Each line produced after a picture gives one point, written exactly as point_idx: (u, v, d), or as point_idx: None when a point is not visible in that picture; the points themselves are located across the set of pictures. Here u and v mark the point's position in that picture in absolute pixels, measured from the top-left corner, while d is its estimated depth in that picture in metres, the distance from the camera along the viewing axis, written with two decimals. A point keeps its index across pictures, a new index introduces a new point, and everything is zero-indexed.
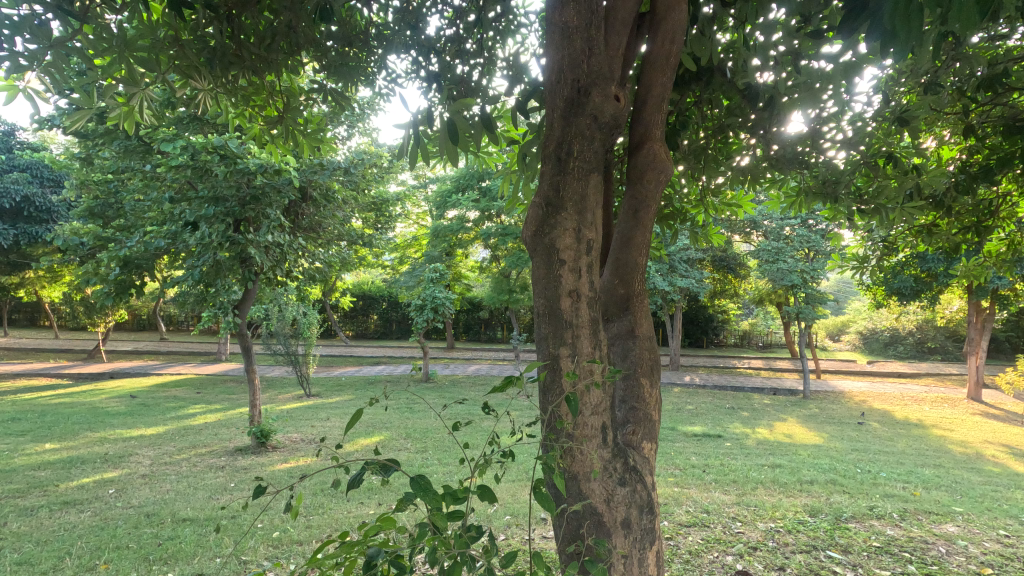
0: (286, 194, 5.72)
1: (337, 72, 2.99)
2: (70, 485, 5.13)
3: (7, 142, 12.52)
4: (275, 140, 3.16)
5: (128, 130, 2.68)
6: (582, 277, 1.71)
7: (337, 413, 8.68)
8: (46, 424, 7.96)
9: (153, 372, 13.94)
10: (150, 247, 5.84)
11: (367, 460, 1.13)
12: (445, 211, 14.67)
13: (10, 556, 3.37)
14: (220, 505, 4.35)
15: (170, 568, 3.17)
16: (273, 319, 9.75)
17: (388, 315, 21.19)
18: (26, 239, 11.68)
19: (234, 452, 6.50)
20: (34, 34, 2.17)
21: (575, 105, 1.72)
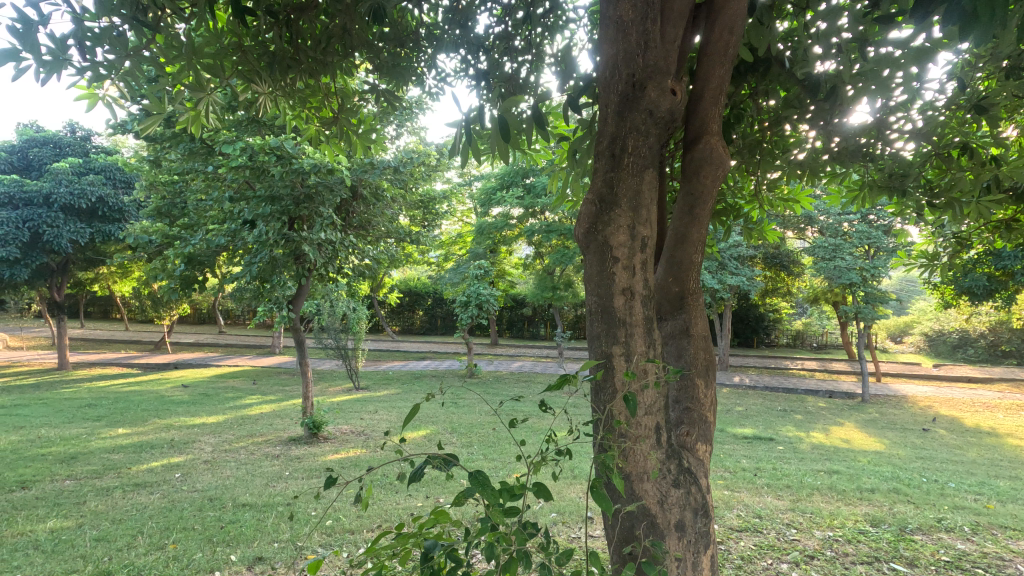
0: (339, 193, 5.84)
1: (389, 73, 3.04)
2: (141, 468, 5.47)
3: (83, 146, 13.40)
4: (331, 142, 3.26)
5: (194, 133, 2.84)
6: (636, 275, 1.69)
7: (385, 406, 8.91)
8: (119, 410, 8.50)
9: (213, 363, 14.68)
10: (211, 245, 6.13)
11: (428, 454, 1.16)
12: (489, 208, 14.77)
13: (89, 533, 3.62)
14: (277, 492, 4.53)
15: (233, 549, 3.33)
16: (325, 314, 10.09)
17: (434, 311, 21.54)
18: (100, 237, 12.47)
19: (288, 442, 6.77)
20: (113, 44, 2.31)
21: (630, 100, 1.69)
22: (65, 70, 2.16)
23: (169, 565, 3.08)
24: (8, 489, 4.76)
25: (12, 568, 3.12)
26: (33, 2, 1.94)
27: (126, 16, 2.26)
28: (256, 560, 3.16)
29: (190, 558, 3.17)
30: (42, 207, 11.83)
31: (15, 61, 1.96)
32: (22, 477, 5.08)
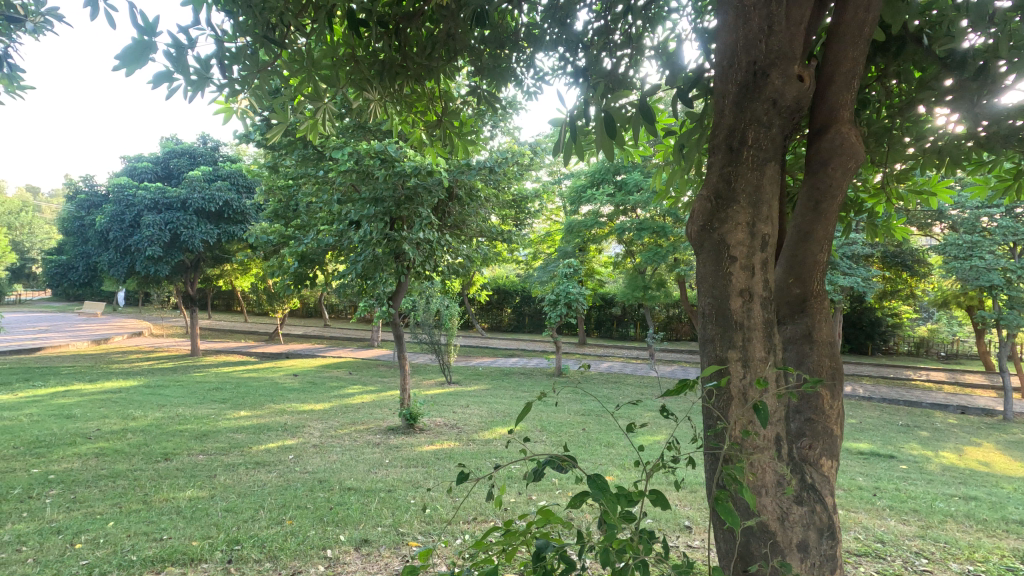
0: (437, 194, 6.00)
1: (491, 75, 3.08)
2: (259, 448, 5.99)
3: (213, 156, 14.93)
4: (436, 145, 3.39)
5: (311, 140, 3.06)
6: (755, 275, 1.59)
7: (476, 401, 9.12)
8: (240, 394, 9.39)
9: (319, 354, 15.81)
10: (321, 244, 6.57)
11: (544, 455, 1.15)
12: (579, 206, 14.65)
13: (220, 504, 4.03)
14: (378, 479, 4.79)
15: (342, 529, 3.56)
16: (420, 310, 10.53)
17: (522, 309, 21.72)
18: (226, 237, 13.85)
19: (387, 431, 7.13)
20: (247, 62, 2.56)
21: (751, 88, 1.59)
22: (207, 87, 2.40)
23: (287, 540, 3.34)
24: (154, 460, 5.40)
25: (161, 529, 3.54)
26: (184, 28, 2.17)
27: (257, 35, 2.51)
28: (362, 541, 3.34)
29: (305, 535, 3.42)
30: (179, 211, 13.33)
31: (168, 81, 2.20)
32: (164, 450, 5.75)
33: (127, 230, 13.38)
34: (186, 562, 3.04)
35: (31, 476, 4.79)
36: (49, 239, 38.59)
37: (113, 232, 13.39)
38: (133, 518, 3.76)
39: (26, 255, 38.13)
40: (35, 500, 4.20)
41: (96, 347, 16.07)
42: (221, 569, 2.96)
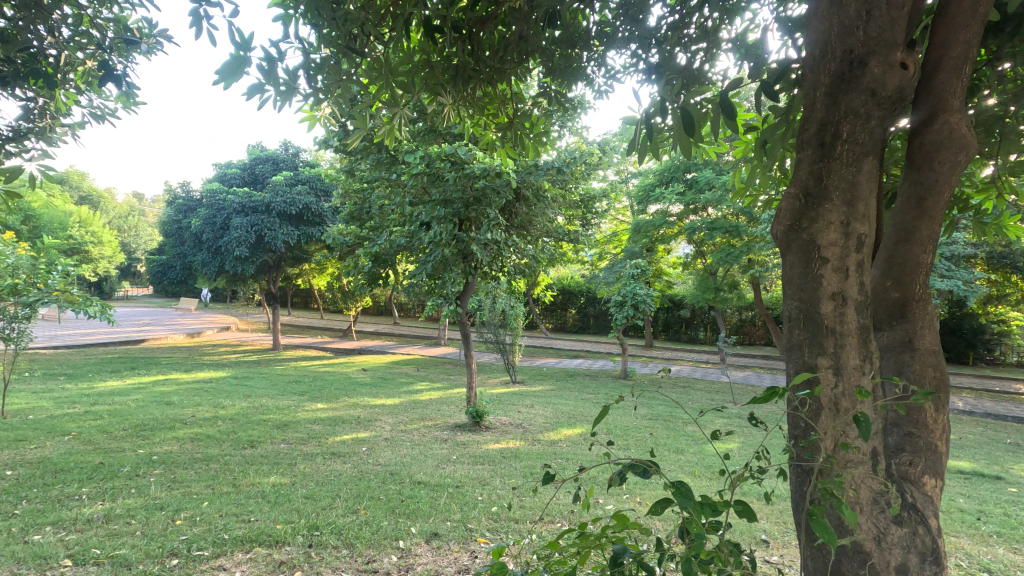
0: (505, 195, 6.04)
1: (561, 75, 3.07)
2: (335, 439, 6.29)
3: (294, 161, 15.83)
4: (507, 147, 3.41)
5: (387, 144, 3.17)
6: (849, 278, 1.49)
7: (541, 401, 9.14)
8: (318, 387, 9.90)
9: (389, 351, 16.39)
10: (393, 245, 6.80)
11: (625, 460, 1.14)
12: (647, 206, 14.34)
13: (301, 491, 4.27)
14: (447, 474, 4.90)
15: (414, 521, 3.66)
16: (486, 310, 10.68)
17: (586, 310, 21.54)
18: (305, 238, 14.64)
19: (454, 428, 7.28)
20: (329, 71, 2.70)
21: (847, 79, 1.50)
22: (295, 97, 2.54)
23: (362, 529, 3.48)
24: (242, 446, 5.80)
25: (249, 512, 3.78)
26: (275, 42, 2.32)
27: (340, 45, 2.65)
28: (433, 535, 3.43)
29: (379, 525, 3.55)
30: (264, 214, 14.23)
31: (260, 92, 2.36)
32: (251, 437, 6.16)
33: (218, 232, 14.43)
34: (271, 543, 3.23)
35: (137, 456, 5.27)
36: (152, 241, 42.26)
37: (206, 234, 14.48)
38: (224, 500, 4.05)
39: (132, 255, 42.01)
40: (141, 478, 4.62)
41: (191, 340, 17.45)
42: (304, 553, 3.13)
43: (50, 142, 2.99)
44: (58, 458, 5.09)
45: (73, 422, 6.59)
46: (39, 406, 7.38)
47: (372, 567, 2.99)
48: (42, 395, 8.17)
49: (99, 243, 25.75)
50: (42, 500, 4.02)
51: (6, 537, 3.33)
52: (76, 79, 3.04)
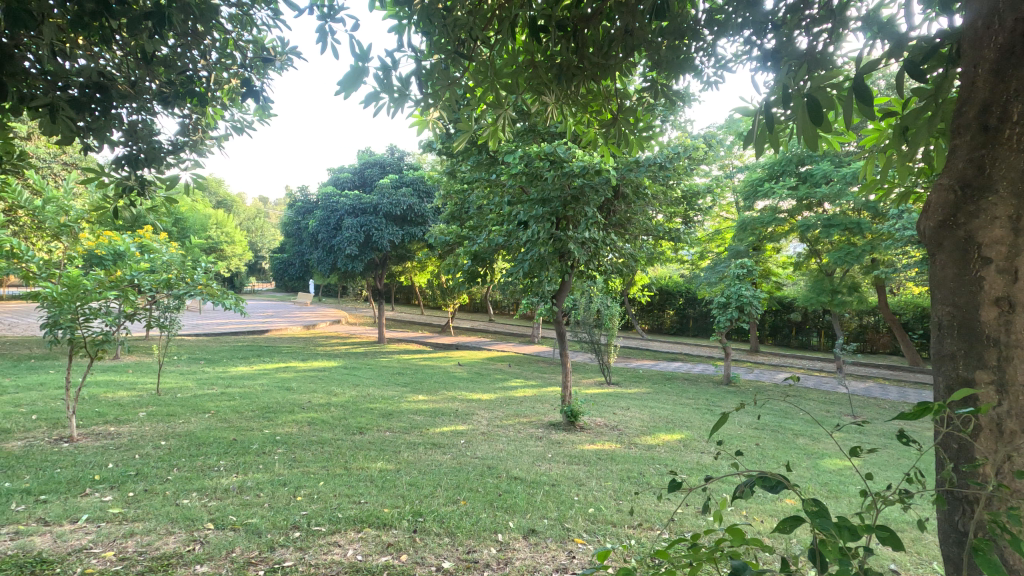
0: (603, 193, 5.89)
1: (668, 68, 2.92)
2: (435, 431, 6.55)
3: (400, 165, 16.70)
4: (610, 143, 3.34)
5: (490, 144, 3.23)
6: (1022, 280, 1.29)
7: (637, 404, 8.92)
8: (419, 380, 10.38)
9: (484, 347, 16.81)
10: (492, 244, 6.93)
11: (750, 474, 1.08)
12: (754, 201, 13.50)
13: (405, 477, 4.51)
14: (542, 472, 4.92)
15: (512, 517, 3.72)
16: (581, 309, 10.63)
17: (686, 311, 20.73)
18: (408, 237, 15.40)
19: (549, 426, 7.31)
20: (438, 76, 2.81)
21: (1017, 53, 1.32)
22: (407, 104, 2.67)
23: (463, 519, 3.59)
24: (352, 432, 6.23)
25: (359, 494, 4.05)
26: (390, 52, 2.45)
27: (449, 51, 2.74)
28: (530, 531, 3.46)
29: (478, 516, 3.65)
30: (372, 215, 15.14)
31: (376, 100, 2.50)
32: (360, 424, 6.59)
33: (332, 231, 15.57)
34: (380, 525, 3.43)
35: (264, 436, 5.83)
36: (275, 240, 46.59)
37: (321, 233, 15.67)
38: (337, 481, 4.36)
39: (259, 253, 46.56)
40: (267, 456, 5.10)
41: (307, 331, 18.99)
42: (409, 537, 3.29)
43: (201, 154, 3.38)
44: (200, 433, 5.76)
45: (211, 402, 7.43)
46: (185, 387, 8.39)
47: (473, 557, 3.08)
48: (187, 377, 9.29)
49: (232, 243, 28.80)
50: (189, 469, 4.57)
51: (162, 499, 3.82)
52: (222, 97, 3.43)
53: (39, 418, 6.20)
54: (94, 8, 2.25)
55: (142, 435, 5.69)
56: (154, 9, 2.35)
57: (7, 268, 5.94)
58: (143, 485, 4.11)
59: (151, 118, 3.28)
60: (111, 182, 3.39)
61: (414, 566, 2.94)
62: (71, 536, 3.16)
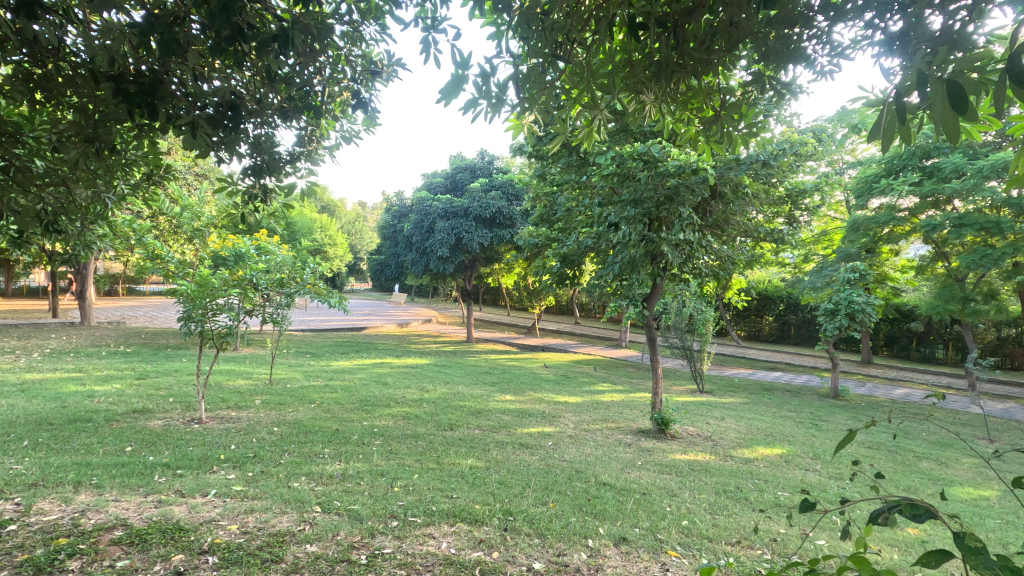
0: (700, 193, 5.61)
1: (777, 60, 2.66)
2: (523, 431, 6.61)
3: (489, 168, 17.05)
4: (711, 141, 3.19)
5: (585, 144, 3.20)
6: None
7: (733, 414, 8.47)
8: (506, 380, 10.53)
9: (570, 350, 16.74)
10: (581, 246, 6.86)
11: (891, 504, 1.02)
12: (868, 199, 12.36)
13: (495, 475, 4.60)
14: (632, 479, 4.80)
15: (601, 522, 3.67)
16: (672, 313, 10.29)
17: (786, 317, 19.42)
18: (497, 240, 15.67)
19: (637, 433, 7.14)
20: (534, 80, 2.84)
21: None
22: (503, 109, 2.72)
23: (553, 521, 3.59)
24: (444, 428, 6.45)
25: (451, 489, 4.17)
26: (488, 59, 2.51)
27: (546, 54, 2.76)
28: (621, 539, 3.40)
29: (568, 520, 3.63)
30: (463, 218, 15.58)
31: (474, 106, 2.57)
32: (450, 421, 6.80)
33: (424, 234, 16.19)
34: (472, 521, 3.51)
35: (363, 427, 6.19)
36: (372, 241, 49.18)
37: (415, 236, 16.35)
38: (430, 474, 4.53)
39: (357, 255, 49.52)
40: (366, 446, 5.40)
41: (401, 329, 19.91)
42: (500, 534, 3.35)
43: (315, 162, 3.64)
44: (308, 422, 6.22)
45: (316, 393, 7.99)
46: (294, 378, 9.11)
47: (564, 560, 3.07)
48: (296, 369, 10.07)
49: (335, 245, 30.83)
50: (299, 454, 4.95)
51: (276, 480, 4.17)
52: (334, 109, 3.69)
53: (174, 400, 6.98)
54: (230, 34, 2.50)
55: (259, 421, 6.23)
56: (280, 32, 2.58)
57: (152, 268, 6.76)
58: (260, 467, 4.50)
59: (272, 131, 3.58)
60: (238, 191, 3.75)
61: (506, 564, 2.98)
62: (202, 508, 3.53)
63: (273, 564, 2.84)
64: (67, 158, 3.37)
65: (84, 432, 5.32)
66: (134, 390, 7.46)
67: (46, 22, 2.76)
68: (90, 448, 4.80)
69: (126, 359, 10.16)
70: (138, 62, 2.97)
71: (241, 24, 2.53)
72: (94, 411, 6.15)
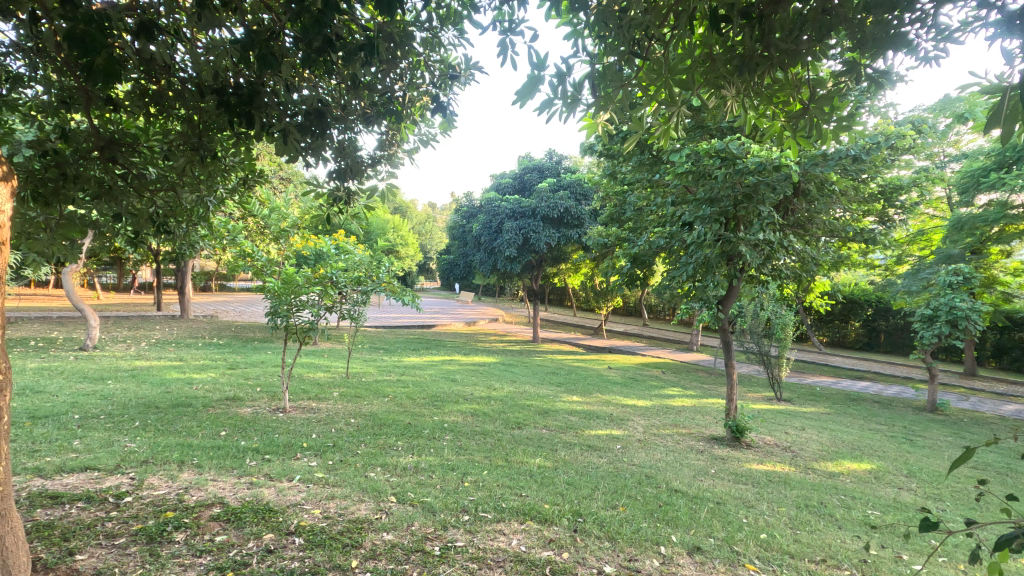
0: (783, 190, 5.33)
1: (874, 47, 2.47)
2: (591, 433, 6.55)
3: (558, 168, 16.99)
4: (797, 136, 3.00)
5: (663, 142, 3.13)
6: None
7: (814, 425, 7.99)
8: (572, 381, 10.48)
9: (639, 352, 16.40)
10: (652, 246, 6.68)
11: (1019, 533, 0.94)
12: (975, 195, 11.24)
13: (563, 476, 4.59)
14: (705, 487, 4.65)
15: (673, 530, 3.58)
16: (747, 317, 9.83)
17: (876, 322, 18.09)
18: (563, 240, 15.60)
19: (710, 440, 6.88)
20: (610, 77, 2.81)
21: None
22: (579, 108, 2.71)
23: (623, 526, 3.54)
24: (512, 426, 6.51)
25: (520, 487, 4.20)
26: (565, 59, 2.51)
27: (624, 53, 2.72)
28: (695, 548, 3.29)
29: (639, 525, 3.57)
30: (531, 218, 15.64)
31: (549, 107, 2.58)
32: (518, 419, 6.85)
33: (492, 234, 16.41)
34: (541, 520, 3.53)
35: (433, 422, 6.37)
36: (442, 241, 50.39)
37: (484, 236, 16.57)
38: (500, 471, 4.60)
39: (427, 255, 50.93)
40: (437, 441, 5.56)
41: (468, 328, 20.28)
42: (570, 536, 3.34)
43: (394, 165, 3.78)
44: (382, 415, 6.47)
45: (389, 388, 8.31)
46: (369, 372, 9.51)
47: (635, 566, 3.02)
48: (370, 364, 10.50)
49: (406, 245, 31.83)
50: (374, 446, 5.17)
51: (354, 469, 4.37)
52: (414, 113, 3.81)
53: (261, 390, 7.48)
54: (321, 45, 2.66)
55: (337, 413, 6.55)
56: (366, 41, 2.71)
57: (243, 266, 7.26)
58: (339, 456, 4.73)
59: (355, 136, 3.75)
60: (324, 194, 3.96)
61: (575, 565, 2.97)
62: (289, 492, 3.76)
63: (353, 549, 2.98)
64: (177, 165, 3.69)
65: (185, 416, 5.81)
66: (227, 379, 8.06)
67: (161, 42, 3.03)
68: (191, 431, 5.24)
69: (219, 350, 11.00)
70: (236, 75, 3.21)
71: (331, 35, 2.69)
72: (193, 398, 6.70)
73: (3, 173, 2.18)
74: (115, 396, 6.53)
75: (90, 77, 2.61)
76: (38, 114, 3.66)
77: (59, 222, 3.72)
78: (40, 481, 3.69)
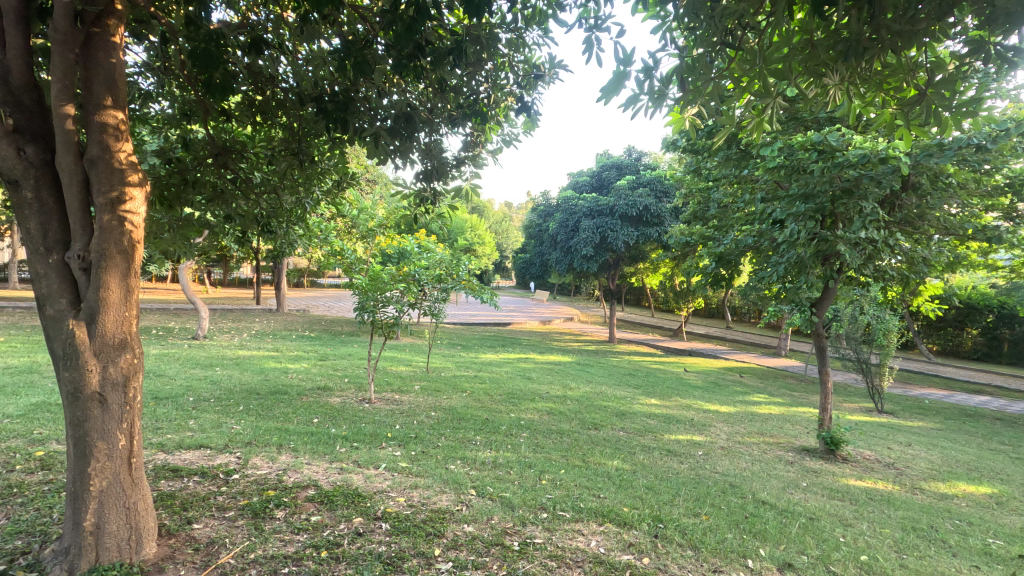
0: (889, 184, 4.89)
1: (1008, 22, 2.19)
2: (670, 437, 6.37)
3: (637, 166, 16.63)
4: (909, 125, 2.74)
5: (755, 135, 2.98)
6: None
7: (922, 441, 7.29)
8: (650, 383, 10.22)
9: (721, 355, 15.71)
10: (739, 245, 6.36)
11: None
12: None
13: (642, 480, 4.49)
14: (796, 501, 4.38)
15: (763, 543, 3.40)
16: (845, 321, 9.14)
17: (998, 330, 16.22)
18: (642, 238, 15.22)
19: (801, 451, 6.47)
20: (700, 69, 2.71)
21: None
22: (666, 103, 2.64)
23: (707, 535, 3.41)
24: (588, 426, 6.46)
25: (598, 488, 4.17)
26: (652, 53, 2.46)
27: (716, 44, 2.62)
28: (786, 565, 3.12)
29: (723, 536, 3.43)
30: (609, 217, 15.41)
31: (635, 103, 2.54)
32: (595, 420, 6.77)
33: (569, 232, 16.33)
34: (620, 523, 3.47)
35: (510, 419, 6.45)
36: (518, 241, 50.78)
37: (560, 235, 16.54)
38: (577, 471, 4.57)
39: (503, 254, 51.55)
40: (514, 437, 5.62)
41: (543, 326, 20.31)
42: (650, 541, 3.26)
43: (478, 164, 3.85)
44: (461, 410, 6.64)
45: (468, 383, 8.50)
46: (448, 367, 9.78)
47: None
48: (449, 359, 10.80)
49: (484, 244, 32.38)
50: (454, 439, 5.31)
51: (435, 461, 4.51)
52: (498, 113, 3.87)
53: (349, 381, 7.90)
54: (411, 51, 2.77)
55: (418, 405, 6.79)
56: (454, 45, 2.78)
57: (334, 263, 7.70)
58: (421, 447, 4.91)
59: (441, 137, 3.87)
60: (410, 194, 4.12)
61: (657, 572, 2.90)
62: (375, 479, 3.95)
63: (436, 538, 3.08)
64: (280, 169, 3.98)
65: (282, 403, 6.26)
66: (318, 369, 8.58)
67: (268, 56, 3.26)
68: (287, 417, 5.63)
69: (311, 342, 11.73)
70: (332, 83, 3.40)
71: (421, 42, 2.79)
72: (288, 386, 7.19)
73: (138, 178, 2.44)
74: (222, 381, 7.15)
75: (210, 90, 2.87)
76: (163, 126, 4.06)
77: (179, 223, 4.10)
78: (163, 456, 4.12)
